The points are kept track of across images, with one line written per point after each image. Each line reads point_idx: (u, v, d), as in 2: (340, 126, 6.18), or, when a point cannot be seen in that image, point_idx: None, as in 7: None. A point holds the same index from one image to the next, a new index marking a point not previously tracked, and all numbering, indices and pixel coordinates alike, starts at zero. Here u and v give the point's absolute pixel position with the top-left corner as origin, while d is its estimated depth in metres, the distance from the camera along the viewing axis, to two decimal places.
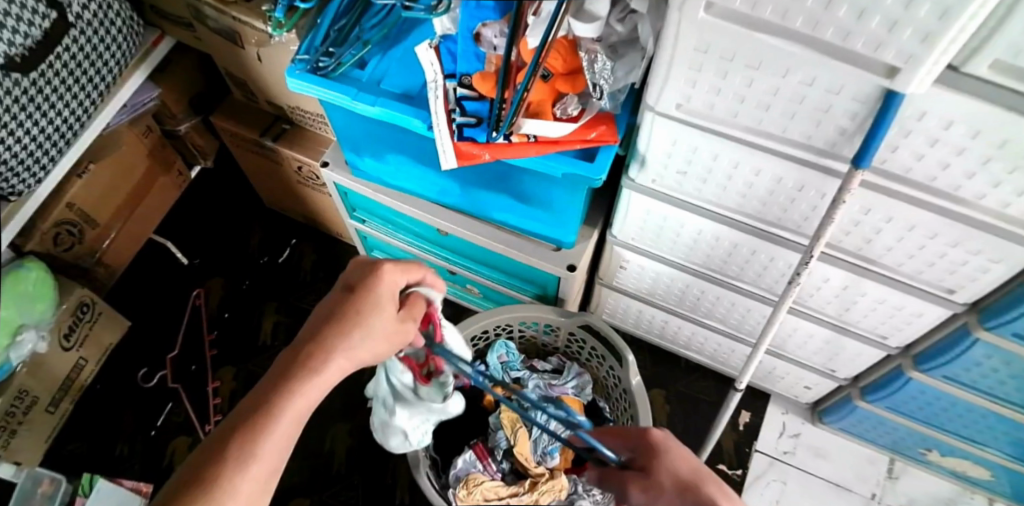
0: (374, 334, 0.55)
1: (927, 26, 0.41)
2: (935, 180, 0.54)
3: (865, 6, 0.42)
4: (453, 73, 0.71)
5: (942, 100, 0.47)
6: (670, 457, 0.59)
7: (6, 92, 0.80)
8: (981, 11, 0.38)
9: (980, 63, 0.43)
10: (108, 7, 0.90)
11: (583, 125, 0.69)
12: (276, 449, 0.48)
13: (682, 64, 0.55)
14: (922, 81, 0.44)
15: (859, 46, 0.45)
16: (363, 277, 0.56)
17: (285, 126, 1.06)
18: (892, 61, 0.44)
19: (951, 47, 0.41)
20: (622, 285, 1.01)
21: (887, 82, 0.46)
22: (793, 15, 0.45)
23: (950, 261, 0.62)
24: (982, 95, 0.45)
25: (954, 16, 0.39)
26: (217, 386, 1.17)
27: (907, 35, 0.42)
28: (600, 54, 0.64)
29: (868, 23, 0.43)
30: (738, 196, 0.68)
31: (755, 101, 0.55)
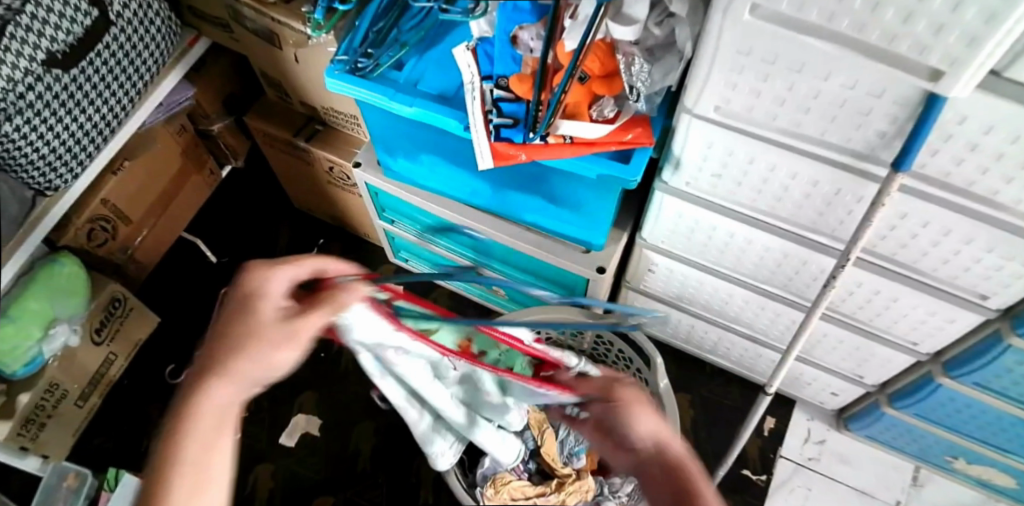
0: (248, 353, 0.50)
1: (973, 30, 0.41)
2: (974, 185, 0.54)
3: (911, 10, 0.42)
4: (491, 75, 0.73)
5: (985, 104, 0.47)
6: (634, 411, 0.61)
7: (47, 88, 0.82)
8: None
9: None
10: (147, 6, 0.92)
11: (619, 127, 0.70)
12: (187, 481, 0.49)
13: (722, 66, 0.55)
14: (966, 84, 0.44)
15: (904, 50, 0.45)
16: (244, 282, 0.52)
17: (317, 127, 1.08)
18: (936, 65, 0.44)
19: (997, 50, 0.41)
20: (649, 289, 1.01)
21: (930, 85, 0.46)
22: (839, 18, 0.45)
23: (985, 266, 0.62)
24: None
25: (1001, 20, 0.39)
26: None
27: (953, 39, 0.42)
28: (637, 57, 0.66)
29: (914, 27, 0.43)
30: (773, 199, 0.69)
31: (796, 104, 0.55)
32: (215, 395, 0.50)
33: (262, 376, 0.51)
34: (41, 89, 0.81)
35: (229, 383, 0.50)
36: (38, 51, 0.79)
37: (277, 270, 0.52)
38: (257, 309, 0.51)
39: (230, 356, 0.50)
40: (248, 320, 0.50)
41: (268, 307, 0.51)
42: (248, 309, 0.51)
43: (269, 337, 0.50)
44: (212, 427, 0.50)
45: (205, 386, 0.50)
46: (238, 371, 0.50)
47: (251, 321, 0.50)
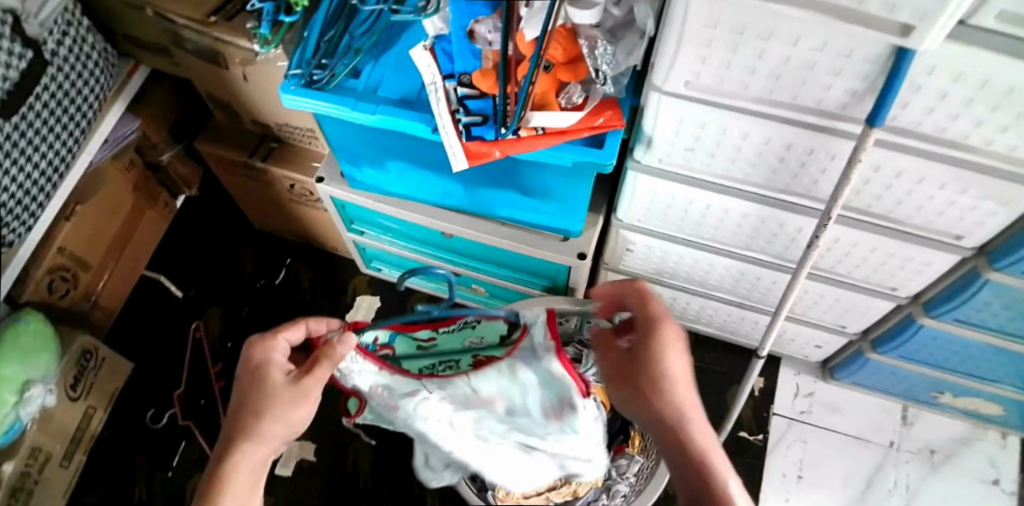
0: (268, 413, 0.56)
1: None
2: (945, 131, 0.55)
3: None
4: (452, 74, 0.72)
5: (955, 53, 0.48)
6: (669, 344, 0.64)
7: None
8: None
9: (988, 14, 0.44)
10: (83, 40, 0.86)
11: (589, 113, 0.70)
12: None
13: (692, 42, 0.55)
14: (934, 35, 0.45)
15: (873, 9, 0.45)
16: (249, 356, 0.60)
17: (272, 145, 1.04)
18: (906, 21, 0.45)
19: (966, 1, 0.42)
20: (627, 267, 1.02)
21: (901, 40, 0.46)
22: None
23: (959, 208, 0.63)
24: (990, 44, 0.46)
25: None
26: None
27: None
28: (600, 40, 0.65)
29: None
30: (747, 166, 0.69)
31: (766, 72, 0.55)
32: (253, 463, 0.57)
33: (279, 436, 0.58)
34: None
35: (257, 446, 0.56)
36: None
37: (277, 343, 0.61)
38: (268, 377, 0.58)
39: (252, 421, 0.56)
40: (260, 385, 0.58)
41: (274, 375, 0.58)
42: (256, 373, 0.59)
43: (284, 398, 0.57)
44: (245, 486, 0.56)
45: (234, 451, 0.56)
46: (269, 432, 0.56)
47: (258, 387, 0.58)
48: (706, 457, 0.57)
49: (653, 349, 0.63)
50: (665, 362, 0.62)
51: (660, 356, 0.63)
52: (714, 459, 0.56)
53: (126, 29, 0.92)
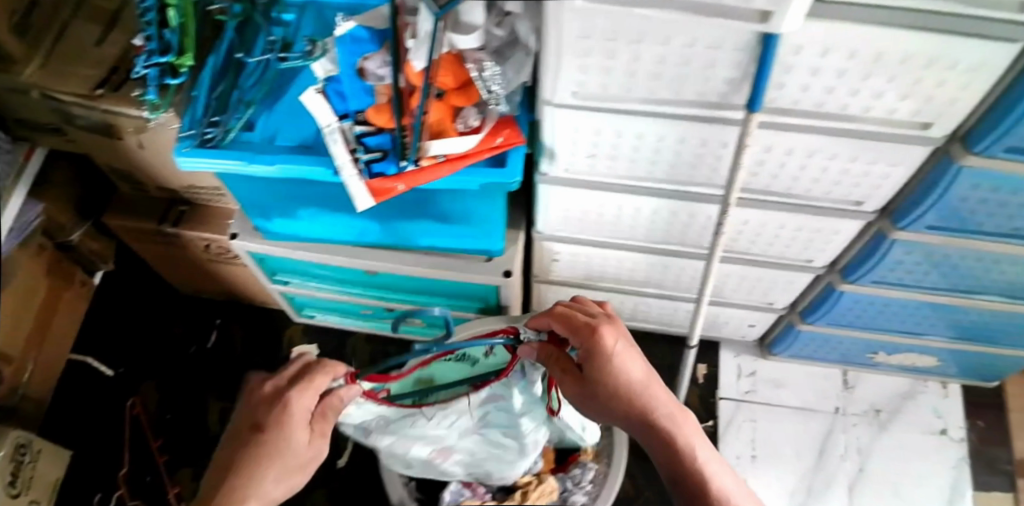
0: (285, 454, 0.68)
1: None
2: (824, 104, 0.57)
3: None
4: (346, 113, 0.71)
5: (818, 28, 0.48)
6: (619, 360, 0.64)
7: None
8: None
9: None
10: None
11: (487, 133, 0.69)
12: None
13: (570, 53, 0.56)
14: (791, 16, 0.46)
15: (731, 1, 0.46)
16: (275, 413, 0.68)
17: (182, 208, 1.01)
18: (763, 7, 0.45)
19: None
20: (557, 277, 1.02)
21: (763, 27, 0.47)
22: None
23: (853, 175, 0.65)
24: (852, 16, 0.47)
25: None
26: (178, 490, 1.12)
27: None
28: (487, 61, 0.64)
29: None
30: (647, 164, 0.70)
31: (645, 73, 0.56)
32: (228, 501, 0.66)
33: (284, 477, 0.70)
34: None
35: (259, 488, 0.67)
36: None
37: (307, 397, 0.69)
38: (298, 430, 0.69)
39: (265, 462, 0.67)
40: (288, 434, 0.68)
41: (302, 428, 0.69)
42: (287, 421, 0.68)
43: (304, 447, 0.71)
44: None
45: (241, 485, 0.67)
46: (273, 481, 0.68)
47: (288, 433, 0.68)
48: (689, 448, 0.63)
49: (603, 367, 0.64)
50: (626, 375, 0.65)
51: (609, 371, 0.64)
52: (689, 448, 0.63)
53: (16, 113, 0.88)
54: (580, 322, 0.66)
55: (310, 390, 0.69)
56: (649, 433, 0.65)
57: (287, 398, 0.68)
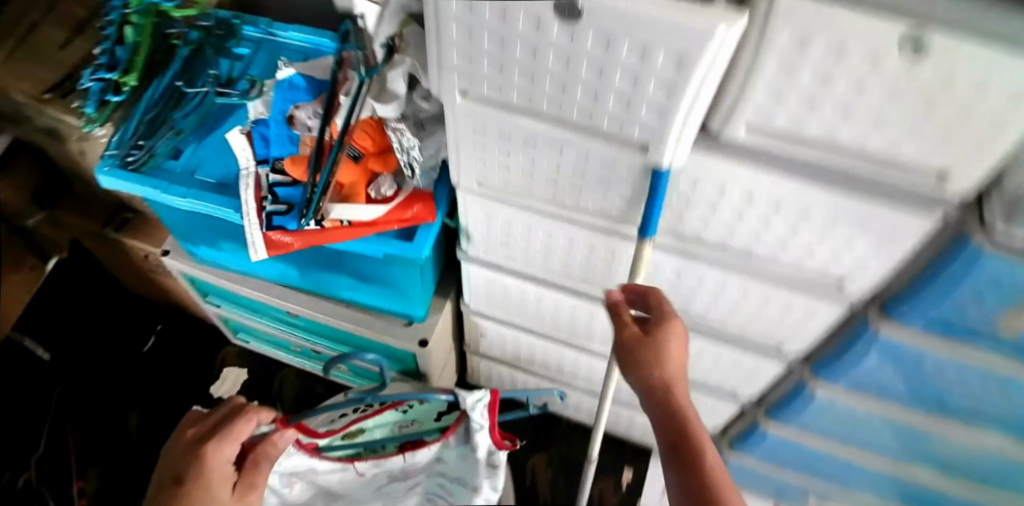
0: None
1: (659, 103, 0.39)
2: (729, 241, 0.53)
3: (596, 87, 0.40)
4: (266, 158, 0.69)
5: (709, 161, 0.45)
6: (671, 339, 0.53)
7: None
8: (702, 86, 0.37)
9: (737, 128, 0.42)
10: None
11: (399, 205, 0.66)
12: None
13: (467, 146, 0.52)
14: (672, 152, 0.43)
15: (606, 124, 0.43)
16: (189, 466, 0.62)
17: (127, 216, 1.00)
18: (640, 135, 0.42)
19: (691, 116, 0.40)
20: (487, 352, 0.97)
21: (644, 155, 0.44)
22: (538, 99, 0.43)
23: (768, 315, 0.61)
24: (747, 158, 0.44)
25: (680, 94, 0.38)
26: (82, 485, 1.10)
27: (644, 111, 0.40)
28: (405, 130, 0.63)
29: (605, 105, 0.41)
30: (562, 263, 0.67)
31: (543, 178, 0.53)
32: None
33: None
34: None
35: None
36: None
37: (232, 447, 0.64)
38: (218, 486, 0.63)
39: None
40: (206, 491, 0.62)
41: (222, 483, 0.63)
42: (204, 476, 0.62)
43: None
44: None
45: None
46: None
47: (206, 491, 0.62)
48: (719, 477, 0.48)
49: (653, 344, 0.53)
50: (670, 362, 0.53)
51: (662, 351, 0.53)
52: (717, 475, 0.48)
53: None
54: (649, 300, 0.55)
55: (234, 440, 0.64)
56: (671, 442, 0.51)
57: (206, 449, 0.63)
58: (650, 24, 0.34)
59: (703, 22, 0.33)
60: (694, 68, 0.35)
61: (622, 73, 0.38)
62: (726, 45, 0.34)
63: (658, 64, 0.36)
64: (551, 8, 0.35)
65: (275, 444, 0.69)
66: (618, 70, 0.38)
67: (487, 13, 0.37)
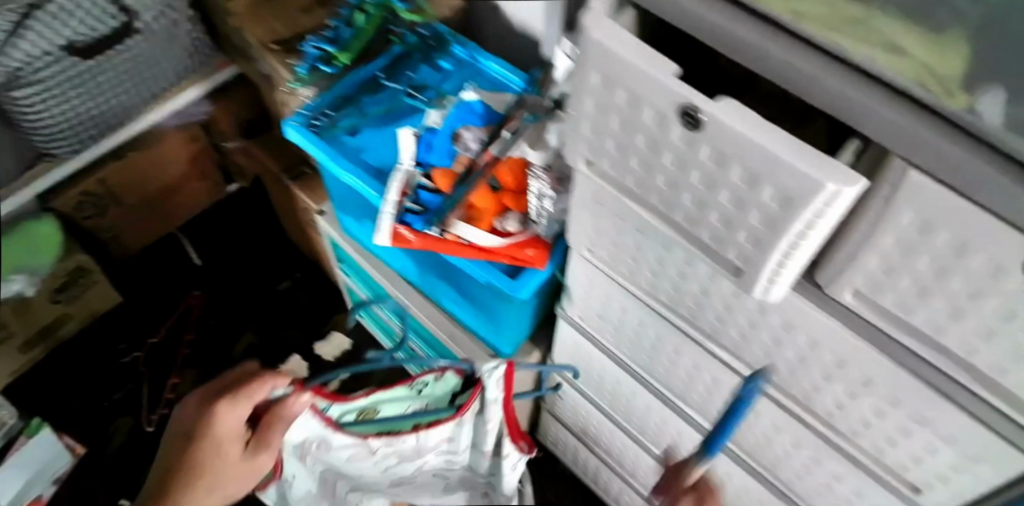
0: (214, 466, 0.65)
1: (759, 233, 0.38)
2: (810, 399, 0.51)
3: (703, 198, 0.40)
4: (422, 161, 0.77)
5: (805, 312, 0.44)
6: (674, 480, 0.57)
7: (64, 72, 0.99)
8: (806, 236, 0.35)
9: (843, 286, 0.41)
10: (176, 25, 1.08)
11: (517, 242, 0.70)
12: None
13: (585, 211, 0.55)
14: (762, 287, 0.41)
15: (706, 237, 0.43)
16: (198, 422, 0.64)
17: (305, 170, 1.14)
18: (734, 260, 0.42)
19: (788, 261, 0.38)
20: (560, 414, 0.98)
21: (735, 279, 0.43)
22: (649, 191, 0.44)
23: (836, 491, 0.57)
24: (850, 322, 0.43)
25: (782, 230, 0.36)
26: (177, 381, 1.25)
27: (742, 237, 0.40)
28: (544, 179, 0.69)
29: (708, 217, 0.41)
30: (646, 355, 0.67)
31: (647, 266, 0.54)
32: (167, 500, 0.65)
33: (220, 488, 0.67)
34: (55, 71, 0.98)
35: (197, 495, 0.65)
36: (61, 39, 0.96)
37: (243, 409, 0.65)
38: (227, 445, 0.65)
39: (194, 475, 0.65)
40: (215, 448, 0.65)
41: (231, 443, 0.66)
42: (212, 434, 0.64)
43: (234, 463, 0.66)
44: None
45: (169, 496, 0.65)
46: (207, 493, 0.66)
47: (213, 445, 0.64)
48: None
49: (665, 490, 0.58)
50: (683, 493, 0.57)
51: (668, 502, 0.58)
52: None
53: (223, 30, 1.14)
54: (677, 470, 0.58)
55: (246, 401, 0.65)
56: None
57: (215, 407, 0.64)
58: (768, 158, 0.33)
59: (815, 171, 0.32)
60: (802, 211, 0.34)
61: (727, 195, 0.38)
62: (833, 201, 0.32)
63: (763, 197, 0.36)
64: (674, 110, 0.36)
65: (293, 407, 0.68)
66: (724, 192, 0.38)
67: (619, 97, 0.39)
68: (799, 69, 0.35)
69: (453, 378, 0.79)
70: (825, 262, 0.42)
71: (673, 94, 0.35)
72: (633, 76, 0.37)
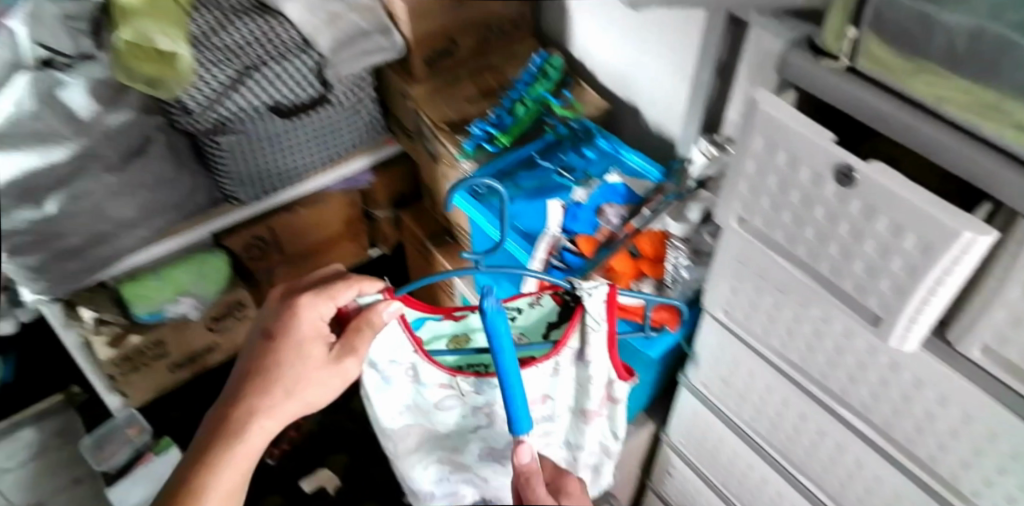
0: (292, 367, 0.66)
1: (899, 280, 0.43)
2: (936, 461, 0.54)
3: (849, 247, 0.46)
4: (569, 228, 0.88)
5: (933, 367, 0.49)
6: None
7: (267, 127, 1.22)
8: (940, 288, 0.41)
9: (972, 343, 0.46)
10: (359, 100, 1.32)
11: (651, 305, 0.78)
12: (258, 435, 0.68)
13: (726, 273, 0.63)
14: (898, 332, 0.46)
15: (849, 287, 0.49)
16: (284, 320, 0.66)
17: (446, 239, 1.30)
18: (875, 308, 0.47)
19: (923, 309, 0.43)
20: (667, 494, 0.99)
21: (874, 328, 0.48)
22: (797, 243, 0.51)
23: None
24: (981, 379, 0.46)
25: (920, 275, 0.41)
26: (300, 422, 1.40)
27: (883, 285, 0.45)
28: (681, 251, 0.77)
29: (853, 266, 0.47)
30: (769, 423, 0.71)
31: (783, 325, 0.60)
32: (265, 398, 0.67)
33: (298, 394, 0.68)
34: (261, 126, 1.21)
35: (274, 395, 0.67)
36: (272, 101, 1.19)
37: (325, 310, 0.66)
38: (309, 347, 0.66)
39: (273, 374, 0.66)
40: (299, 350, 0.66)
41: (313, 347, 0.67)
42: (296, 332, 0.66)
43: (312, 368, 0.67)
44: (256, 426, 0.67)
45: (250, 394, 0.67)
46: (282, 397, 0.67)
47: (296, 345, 0.66)
48: None
49: None
50: None
51: None
52: None
53: (396, 112, 1.37)
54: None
55: (328, 299, 0.65)
56: None
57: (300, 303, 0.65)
58: (915, 212, 0.39)
59: (952, 220, 0.37)
60: (939, 257, 0.39)
61: (873, 244, 0.44)
62: (970, 248, 0.37)
63: (907, 243, 0.41)
64: (832, 169, 0.43)
65: (376, 313, 0.66)
66: (868, 242, 0.45)
67: (781, 158, 0.47)
68: (940, 146, 0.43)
69: (550, 306, 0.79)
70: (955, 320, 0.47)
71: (830, 155, 0.43)
72: (795, 140, 0.45)
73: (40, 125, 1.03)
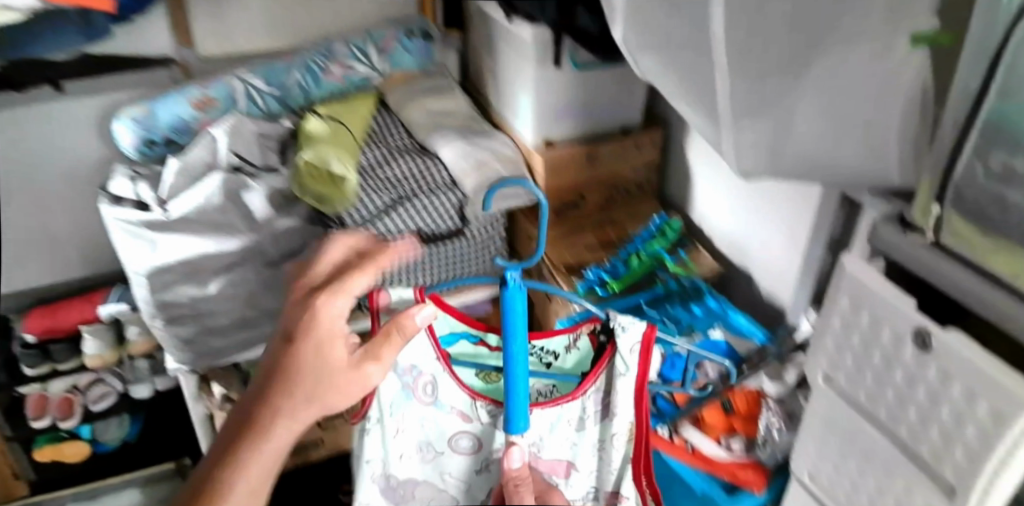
0: (315, 362, 0.71)
1: (973, 448, 0.52)
2: None
3: (927, 413, 0.56)
4: (666, 373, 1.00)
5: None
6: None
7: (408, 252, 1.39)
8: (1005, 458, 0.49)
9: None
10: (490, 241, 1.48)
11: (740, 463, 0.88)
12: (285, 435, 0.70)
13: (813, 439, 0.75)
14: (975, 505, 0.54)
15: (926, 451, 0.58)
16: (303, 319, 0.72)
17: None
18: (950, 477, 0.55)
19: (997, 472, 0.50)
20: None
21: (951, 499, 0.56)
22: (880, 404, 0.62)
23: None
24: None
25: (993, 445, 0.49)
26: None
27: (957, 453, 0.54)
28: (773, 415, 0.88)
29: (932, 431, 0.56)
30: None
31: (868, 492, 0.68)
32: (282, 409, 0.70)
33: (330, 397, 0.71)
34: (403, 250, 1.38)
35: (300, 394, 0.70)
36: (416, 229, 1.38)
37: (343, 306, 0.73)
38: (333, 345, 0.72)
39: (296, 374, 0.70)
40: (324, 347, 0.72)
41: (337, 349, 0.72)
42: (314, 327, 0.71)
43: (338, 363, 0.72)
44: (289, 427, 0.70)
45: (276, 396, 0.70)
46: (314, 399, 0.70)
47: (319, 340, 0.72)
48: None
49: None
50: None
51: None
52: None
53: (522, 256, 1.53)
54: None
55: (342, 294, 0.73)
56: None
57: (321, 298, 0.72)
58: (990, 384, 0.48)
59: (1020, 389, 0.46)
60: (1009, 427, 0.47)
61: (948, 412, 0.54)
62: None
63: (980, 411, 0.50)
64: (916, 333, 0.55)
65: (410, 319, 0.75)
66: (942, 410, 0.54)
67: (866, 317, 0.61)
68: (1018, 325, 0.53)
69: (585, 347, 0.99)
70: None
71: (916, 323, 0.55)
72: (882, 304, 0.59)
73: (222, 217, 1.43)
